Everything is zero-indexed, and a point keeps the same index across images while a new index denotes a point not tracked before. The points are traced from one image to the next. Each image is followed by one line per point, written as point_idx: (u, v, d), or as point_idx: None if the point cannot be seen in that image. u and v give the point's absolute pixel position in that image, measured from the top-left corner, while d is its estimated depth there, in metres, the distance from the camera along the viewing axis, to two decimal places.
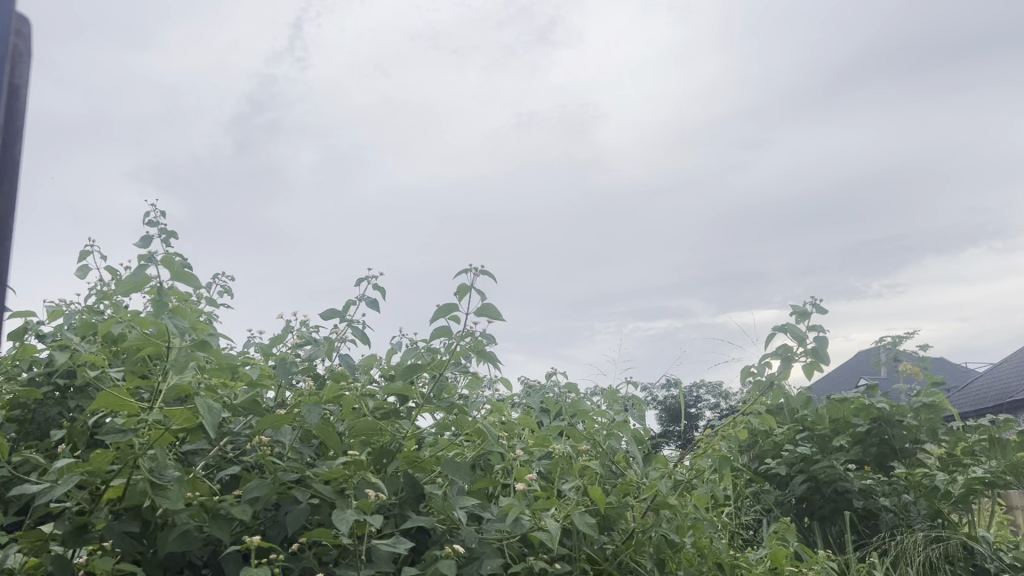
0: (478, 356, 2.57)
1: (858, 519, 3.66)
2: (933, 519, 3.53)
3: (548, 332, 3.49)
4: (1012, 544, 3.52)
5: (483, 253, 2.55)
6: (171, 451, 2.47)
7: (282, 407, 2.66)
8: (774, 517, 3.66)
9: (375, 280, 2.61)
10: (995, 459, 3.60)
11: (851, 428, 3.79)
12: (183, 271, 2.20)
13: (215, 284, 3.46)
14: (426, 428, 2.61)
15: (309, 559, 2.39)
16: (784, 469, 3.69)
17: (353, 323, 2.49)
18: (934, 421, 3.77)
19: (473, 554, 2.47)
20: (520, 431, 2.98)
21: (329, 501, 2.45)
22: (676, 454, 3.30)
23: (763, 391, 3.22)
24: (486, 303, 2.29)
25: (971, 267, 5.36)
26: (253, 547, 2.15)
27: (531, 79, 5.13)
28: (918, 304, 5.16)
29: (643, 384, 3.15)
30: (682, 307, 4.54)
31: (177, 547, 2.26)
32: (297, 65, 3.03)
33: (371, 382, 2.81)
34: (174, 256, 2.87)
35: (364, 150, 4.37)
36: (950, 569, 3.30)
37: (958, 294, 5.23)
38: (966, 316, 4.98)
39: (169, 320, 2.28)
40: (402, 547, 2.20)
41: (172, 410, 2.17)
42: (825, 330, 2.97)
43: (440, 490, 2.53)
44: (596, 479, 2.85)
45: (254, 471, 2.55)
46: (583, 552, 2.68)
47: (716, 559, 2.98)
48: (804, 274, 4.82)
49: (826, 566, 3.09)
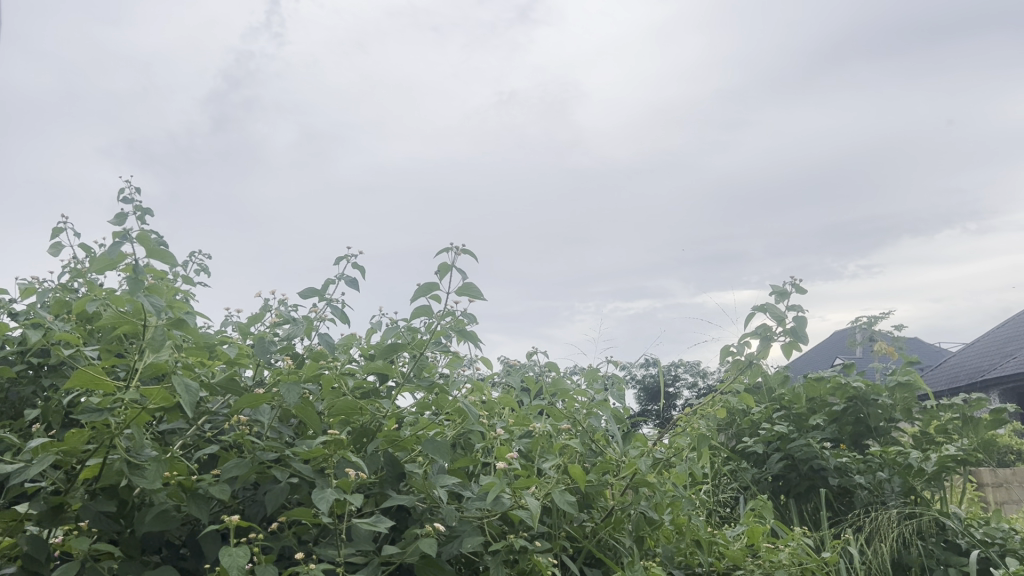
0: (458, 335, 2.56)
1: (834, 496, 3.70)
2: (906, 496, 3.57)
3: (528, 312, 3.40)
4: (984, 520, 3.60)
5: (464, 232, 2.53)
6: (148, 431, 2.46)
7: (261, 386, 2.64)
8: (750, 494, 3.68)
9: (355, 259, 2.58)
10: (966, 437, 3.69)
11: (827, 406, 3.83)
12: (159, 249, 2.14)
13: (191, 263, 3.31)
14: (407, 408, 2.60)
15: (288, 539, 2.38)
16: (760, 447, 3.70)
17: (333, 302, 2.46)
18: (909, 400, 3.78)
19: (454, 533, 2.51)
20: (500, 410, 2.98)
21: (308, 480, 2.44)
22: (655, 433, 3.31)
23: (741, 370, 3.23)
24: (467, 283, 2.27)
25: (941, 249, 5.50)
26: (231, 527, 2.13)
27: (511, 58, 5.19)
28: (893, 285, 5.25)
29: (623, 362, 3.15)
30: (661, 288, 4.58)
31: (155, 526, 2.25)
32: (274, 42, 2.99)
33: (351, 362, 2.80)
34: (150, 234, 2.80)
35: (343, 129, 4.32)
36: (922, 545, 3.37)
37: (928, 277, 5.40)
38: (939, 298, 5.05)
39: (146, 299, 2.23)
40: (383, 527, 2.19)
41: (149, 389, 2.14)
42: (805, 310, 2.99)
43: (421, 469, 2.52)
44: (576, 458, 2.87)
45: (232, 450, 2.52)
46: (563, 529, 2.70)
47: (694, 536, 3.02)
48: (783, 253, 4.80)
49: (801, 542, 3.13)
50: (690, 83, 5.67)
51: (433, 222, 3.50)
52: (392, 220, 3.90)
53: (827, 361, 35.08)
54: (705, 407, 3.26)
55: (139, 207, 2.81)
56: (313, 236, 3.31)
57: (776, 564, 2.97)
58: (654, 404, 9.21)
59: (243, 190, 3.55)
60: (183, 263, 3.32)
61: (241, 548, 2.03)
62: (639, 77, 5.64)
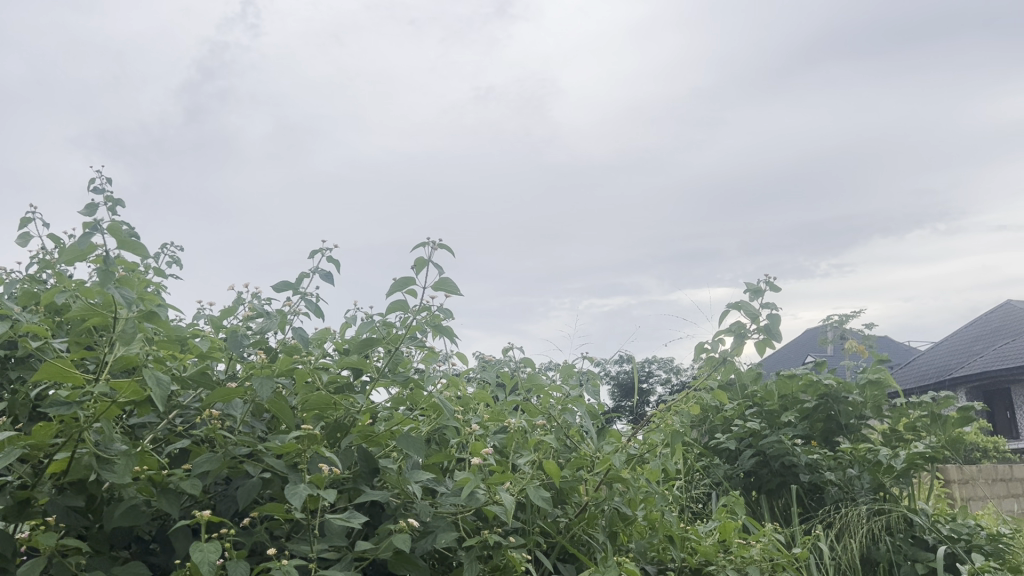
0: (434, 330, 2.54)
1: (805, 493, 3.73)
2: (875, 492, 3.62)
3: (505, 307, 3.39)
4: (951, 516, 3.66)
5: (440, 227, 2.53)
6: (117, 425, 2.42)
7: (233, 380, 2.61)
8: (722, 490, 3.71)
9: (330, 253, 2.55)
10: (934, 434, 3.77)
11: (799, 404, 3.86)
12: (130, 240, 2.11)
13: (162, 256, 3.26)
14: (381, 403, 2.58)
15: (260, 534, 2.36)
16: (733, 443, 3.73)
17: (307, 296, 2.44)
18: (879, 398, 3.82)
19: (428, 528, 2.50)
20: (475, 406, 2.97)
21: (281, 475, 2.41)
22: (629, 429, 3.32)
23: (715, 367, 3.26)
24: (444, 278, 2.27)
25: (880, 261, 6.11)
26: (203, 522, 2.10)
27: (488, 54, 5.30)
28: (861, 285, 5.38)
29: (598, 358, 3.15)
30: (635, 284, 4.62)
31: (124, 522, 2.23)
32: (249, 32, 3.01)
33: (325, 356, 2.78)
34: (120, 224, 2.68)
35: (318, 121, 4.32)
36: (890, 541, 3.42)
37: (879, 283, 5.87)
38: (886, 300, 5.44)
39: (117, 291, 2.18)
40: (356, 522, 2.18)
41: (119, 382, 2.12)
42: (778, 308, 3.01)
43: (395, 465, 2.51)
44: (551, 454, 2.88)
45: (204, 445, 2.49)
46: (537, 525, 2.71)
47: (667, 531, 3.04)
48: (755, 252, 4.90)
49: (773, 538, 3.15)
50: (665, 80, 6.28)
51: (406, 216, 3.49)
52: (366, 211, 3.90)
53: (801, 360, 35.69)
54: (679, 404, 3.27)
55: (109, 198, 2.68)
56: (287, 228, 3.29)
57: (747, 560, 2.98)
58: (626, 401, 9.43)
59: (215, 180, 3.50)
60: (155, 255, 3.26)
61: (212, 543, 2.01)
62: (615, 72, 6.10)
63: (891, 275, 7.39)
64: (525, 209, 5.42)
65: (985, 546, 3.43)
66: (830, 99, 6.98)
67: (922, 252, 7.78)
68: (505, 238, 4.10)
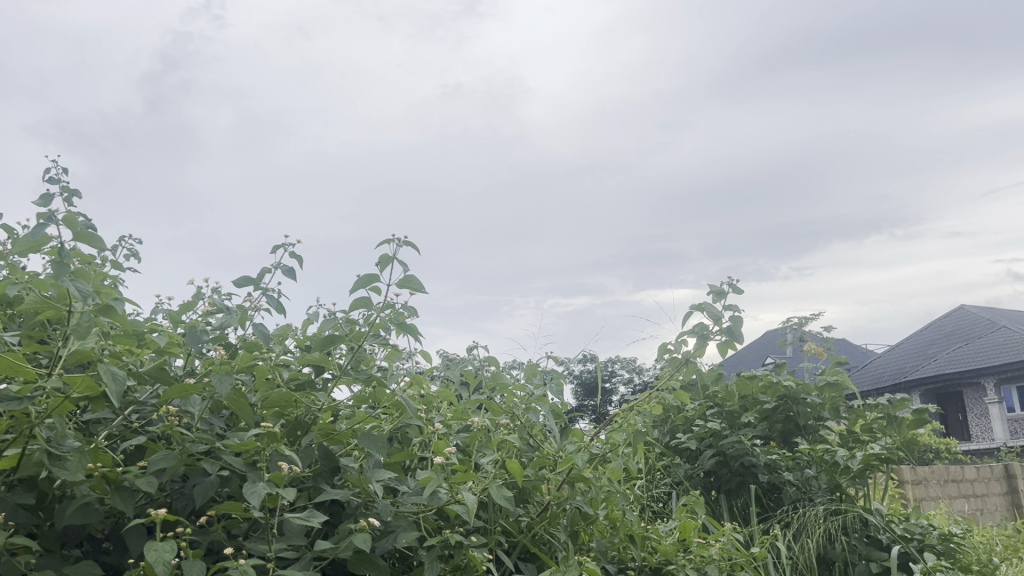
0: (398, 328, 2.52)
1: (763, 493, 3.77)
2: (832, 492, 3.68)
3: (470, 305, 3.39)
4: (904, 516, 3.73)
5: (403, 223, 2.51)
6: (70, 420, 2.36)
7: (192, 376, 2.56)
8: (683, 490, 3.73)
9: (293, 248, 2.49)
10: (889, 437, 3.79)
11: (758, 404, 3.91)
12: (87, 232, 2.05)
13: (120, 248, 3.17)
14: (343, 401, 2.54)
15: (217, 533, 2.31)
16: (693, 443, 3.77)
17: (268, 292, 2.38)
18: (836, 399, 3.89)
19: (389, 528, 2.48)
20: (439, 404, 2.94)
21: (239, 473, 2.37)
22: (592, 428, 3.33)
23: (678, 367, 3.29)
24: (409, 275, 2.25)
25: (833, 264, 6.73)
26: (158, 520, 2.05)
27: (457, 50, 5.40)
28: (815, 289, 5.68)
29: (562, 357, 3.15)
30: (599, 283, 4.67)
31: (77, 520, 2.18)
32: (213, 23, 3.14)
33: (285, 353, 2.74)
34: (77, 216, 2.61)
35: (284, 115, 4.30)
36: (846, 541, 3.48)
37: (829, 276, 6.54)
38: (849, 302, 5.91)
39: (72, 284, 2.12)
40: (315, 521, 2.15)
41: (73, 377, 2.07)
42: (740, 310, 3.05)
43: (356, 464, 2.47)
44: (514, 453, 2.87)
45: (160, 441, 2.43)
46: (499, 524, 2.69)
47: (628, 530, 3.05)
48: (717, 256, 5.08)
49: (732, 537, 3.18)
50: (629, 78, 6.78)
51: (371, 212, 3.48)
52: (333, 207, 3.89)
53: (763, 360, 36.55)
54: (641, 404, 3.29)
55: (66, 187, 2.71)
56: (249, 222, 3.25)
57: (706, 559, 3.01)
58: (589, 398, 9.71)
59: (178, 173, 3.44)
60: (112, 247, 3.19)
61: (168, 543, 1.96)
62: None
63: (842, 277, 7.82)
64: (493, 207, 5.45)
65: (937, 546, 3.51)
66: (799, 102, 7.70)
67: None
68: (472, 236, 4.13)
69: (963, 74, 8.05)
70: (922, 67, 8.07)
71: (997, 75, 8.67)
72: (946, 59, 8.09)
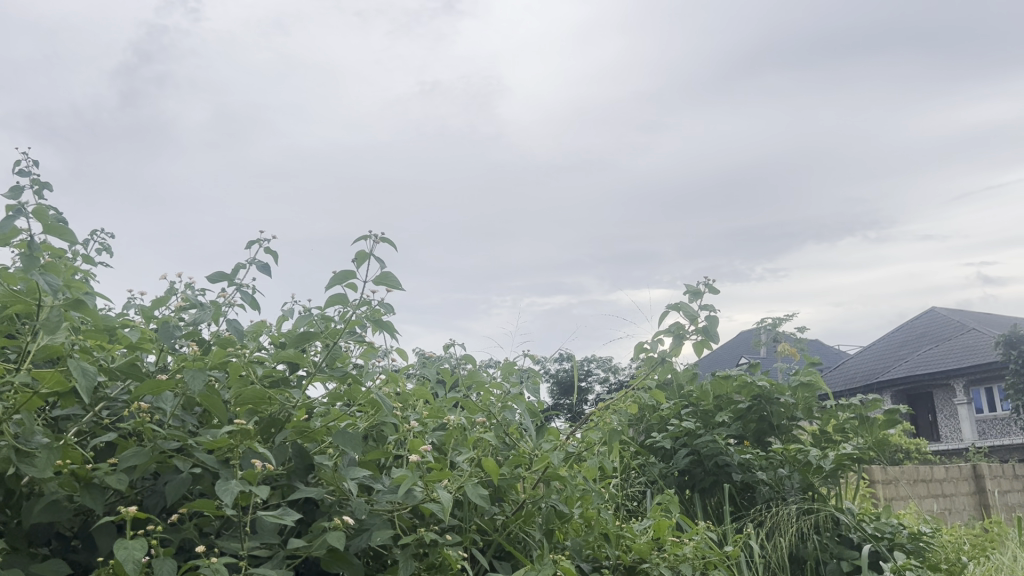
0: (374, 325, 2.50)
1: (737, 492, 3.80)
2: (805, 492, 3.71)
3: (446, 304, 3.38)
4: (875, 515, 3.78)
5: (378, 220, 2.50)
6: (39, 416, 2.31)
7: (164, 372, 2.52)
8: (657, 488, 3.76)
9: (268, 244, 2.47)
10: (861, 436, 3.85)
11: (732, 404, 3.94)
12: (57, 226, 2.02)
13: (92, 243, 3.11)
14: (318, 398, 2.52)
15: (189, 530, 2.28)
16: (668, 442, 3.79)
17: (242, 288, 2.36)
18: (809, 400, 3.91)
19: (363, 526, 2.45)
20: (415, 402, 2.90)
21: (212, 470, 2.34)
22: (567, 427, 3.33)
23: (654, 366, 3.30)
24: (385, 272, 2.23)
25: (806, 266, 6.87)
26: (128, 517, 2.02)
27: (435, 48, 5.44)
28: (787, 290, 5.78)
29: (539, 356, 3.16)
30: (576, 282, 4.69)
31: (45, 517, 2.14)
32: (189, 16, 3.11)
33: (260, 350, 2.71)
34: (47, 209, 2.55)
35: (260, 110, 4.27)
36: (819, 540, 3.52)
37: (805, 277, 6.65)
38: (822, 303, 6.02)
39: (41, 278, 2.07)
40: (289, 519, 2.13)
41: (42, 372, 2.04)
42: (716, 310, 3.07)
43: (330, 461, 2.45)
44: (489, 451, 2.86)
45: (132, 438, 2.40)
46: (473, 522, 2.68)
47: (603, 529, 3.05)
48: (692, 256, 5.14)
49: (705, 535, 3.20)
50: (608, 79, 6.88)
51: (347, 209, 3.46)
52: (310, 203, 3.86)
53: (738, 359, 36.99)
54: (617, 402, 3.30)
55: (36, 180, 2.66)
56: (223, 218, 3.22)
57: (680, 558, 3.03)
58: (565, 397, 9.78)
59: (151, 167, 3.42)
60: (84, 242, 3.13)
61: (137, 541, 1.94)
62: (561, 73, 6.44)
63: (814, 278, 7.97)
64: (471, 205, 5.45)
65: (907, 544, 3.57)
66: (776, 103, 7.92)
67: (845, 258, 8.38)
68: (450, 234, 4.13)
69: (937, 79, 8.36)
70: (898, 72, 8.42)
71: (967, 81, 9.01)
72: (922, 65, 8.38)
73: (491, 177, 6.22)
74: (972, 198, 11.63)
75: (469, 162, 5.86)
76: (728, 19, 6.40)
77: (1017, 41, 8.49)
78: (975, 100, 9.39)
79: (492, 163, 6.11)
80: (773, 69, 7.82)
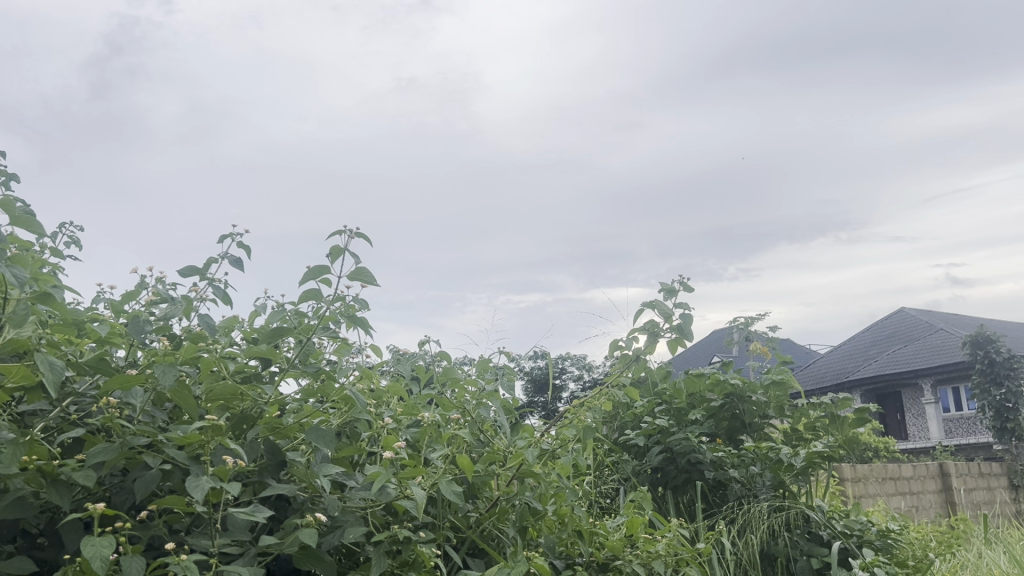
0: (347, 321, 2.47)
1: (709, 488, 3.83)
2: (776, 489, 3.75)
3: (420, 301, 3.37)
4: (844, 512, 3.83)
5: (351, 215, 2.47)
6: (4, 412, 2.27)
7: (134, 367, 2.48)
8: (630, 485, 3.79)
9: (240, 238, 2.42)
10: (831, 435, 3.89)
11: (706, 402, 3.98)
12: (25, 217, 1.96)
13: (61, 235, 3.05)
14: (290, 394, 2.50)
15: (158, 528, 2.24)
16: (641, 440, 3.82)
17: (214, 282, 2.32)
18: (782, 398, 3.94)
19: (335, 523, 2.43)
20: (389, 399, 2.87)
21: (182, 467, 2.30)
22: (542, 424, 3.34)
23: (628, 364, 3.31)
24: (360, 268, 2.21)
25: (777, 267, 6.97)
26: (95, 513, 1.97)
27: (412, 44, 5.42)
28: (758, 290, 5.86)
29: (514, 353, 3.15)
30: (551, 280, 4.70)
31: (10, 514, 2.09)
32: (161, 8, 3.07)
33: (231, 345, 2.67)
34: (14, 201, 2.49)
35: (235, 104, 4.22)
36: (789, 536, 3.56)
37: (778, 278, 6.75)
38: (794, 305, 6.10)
39: (8, 270, 2.01)
40: (260, 517, 2.10)
41: (8, 366, 2.00)
42: (691, 308, 3.09)
43: (302, 458, 2.42)
44: (463, 448, 2.85)
45: (100, 433, 2.35)
46: (447, 519, 2.66)
47: (577, 527, 3.04)
48: (666, 256, 5.17)
49: (678, 532, 3.22)
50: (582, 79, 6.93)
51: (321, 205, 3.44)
52: (285, 199, 3.82)
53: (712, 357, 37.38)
54: (592, 400, 3.31)
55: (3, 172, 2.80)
56: (195, 213, 3.18)
57: (653, 554, 3.04)
58: (540, 395, 9.79)
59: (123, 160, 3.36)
60: (52, 234, 3.07)
61: (105, 538, 1.90)
62: (537, 72, 6.48)
63: (788, 279, 8.08)
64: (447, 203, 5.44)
65: (875, 541, 3.61)
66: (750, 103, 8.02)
67: (817, 260, 8.52)
68: (426, 231, 4.12)
69: (908, 84, 8.53)
70: (871, 75, 8.66)
71: (936, 87, 9.20)
72: (895, 69, 8.54)
73: (467, 174, 6.21)
74: (943, 201, 11.86)
75: (446, 159, 5.85)
76: (704, 21, 6.46)
77: (983, 49, 8.69)
78: (946, 104, 9.56)
79: (468, 160, 6.10)
80: (748, 71, 7.94)
